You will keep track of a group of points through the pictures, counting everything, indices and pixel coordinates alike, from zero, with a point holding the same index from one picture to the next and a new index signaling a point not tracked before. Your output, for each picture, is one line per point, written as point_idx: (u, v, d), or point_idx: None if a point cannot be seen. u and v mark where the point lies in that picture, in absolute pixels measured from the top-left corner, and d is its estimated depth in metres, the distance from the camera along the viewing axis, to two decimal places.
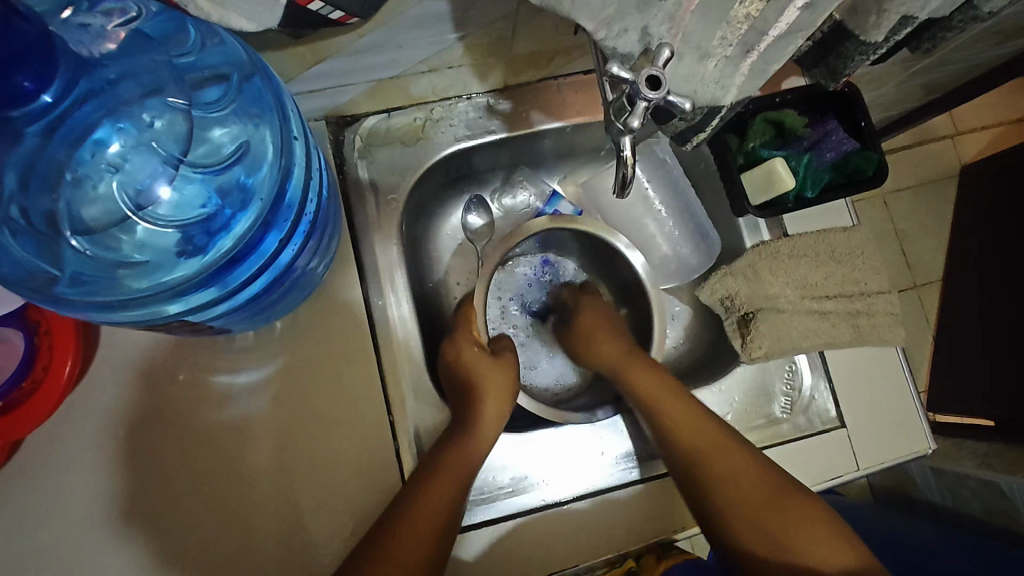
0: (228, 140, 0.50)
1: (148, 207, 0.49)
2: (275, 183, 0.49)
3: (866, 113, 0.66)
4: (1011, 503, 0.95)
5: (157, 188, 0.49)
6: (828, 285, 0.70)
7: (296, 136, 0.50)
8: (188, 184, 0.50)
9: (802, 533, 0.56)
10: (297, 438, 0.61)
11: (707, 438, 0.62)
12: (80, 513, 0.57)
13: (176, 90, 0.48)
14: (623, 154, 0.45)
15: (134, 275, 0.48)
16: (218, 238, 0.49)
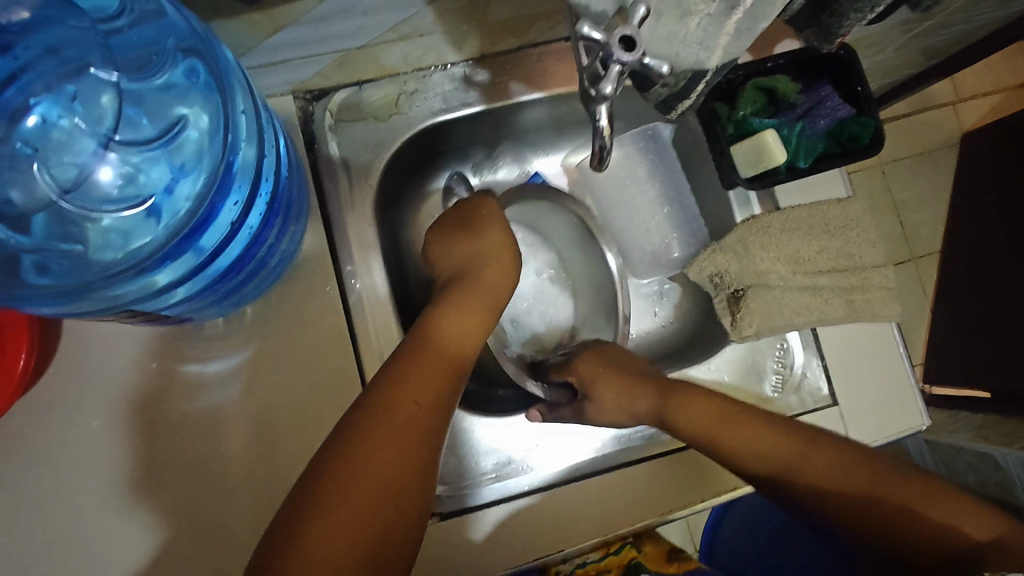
0: (166, 117, 0.48)
1: (86, 188, 0.48)
2: (219, 158, 0.47)
3: (863, 77, 0.63)
4: (1005, 474, 0.94)
5: (95, 169, 0.48)
6: (821, 259, 0.67)
7: (242, 109, 0.48)
8: (132, 165, 0.49)
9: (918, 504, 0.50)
10: (273, 425, 0.59)
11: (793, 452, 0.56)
12: (50, 509, 0.56)
13: (106, 64, 0.47)
14: (600, 124, 0.43)
15: (84, 261, 0.47)
16: (166, 216, 0.48)
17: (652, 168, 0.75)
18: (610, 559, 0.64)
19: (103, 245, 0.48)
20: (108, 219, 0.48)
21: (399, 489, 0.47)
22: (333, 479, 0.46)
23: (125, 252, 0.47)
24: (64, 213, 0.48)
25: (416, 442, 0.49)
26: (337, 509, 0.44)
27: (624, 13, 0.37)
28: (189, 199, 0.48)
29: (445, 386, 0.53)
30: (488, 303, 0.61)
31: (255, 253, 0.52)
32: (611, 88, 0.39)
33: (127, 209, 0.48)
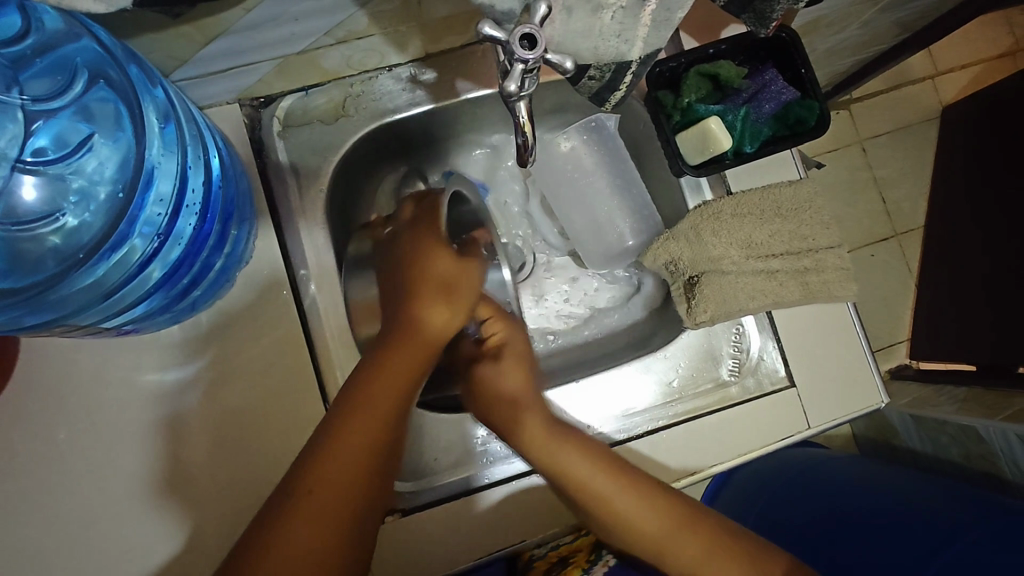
0: (82, 133, 0.50)
1: (9, 208, 0.50)
2: (140, 171, 0.49)
3: (806, 60, 0.63)
4: (987, 447, 0.92)
5: (17, 188, 0.50)
6: (774, 243, 0.67)
7: (160, 123, 0.49)
8: (53, 180, 0.51)
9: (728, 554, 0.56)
10: (234, 430, 0.60)
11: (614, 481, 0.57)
12: (17, 522, 0.57)
13: (6, 86, 0.47)
14: (520, 121, 0.43)
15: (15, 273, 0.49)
16: (93, 219, 0.50)
17: (598, 158, 0.74)
18: (575, 543, 0.67)
19: (34, 255, 0.49)
20: (42, 234, 0.50)
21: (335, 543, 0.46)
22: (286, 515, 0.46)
23: (58, 249, 0.50)
24: None
25: (353, 496, 0.48)
26: (299, 528, 0.45)
27: (529, 10, 0.38)
28: (104, 184, 0.50)
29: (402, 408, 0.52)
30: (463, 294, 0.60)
31: (196, 257, 0.53)
32: (515, 85, 0.39)
33: (54, 221, 0.50)
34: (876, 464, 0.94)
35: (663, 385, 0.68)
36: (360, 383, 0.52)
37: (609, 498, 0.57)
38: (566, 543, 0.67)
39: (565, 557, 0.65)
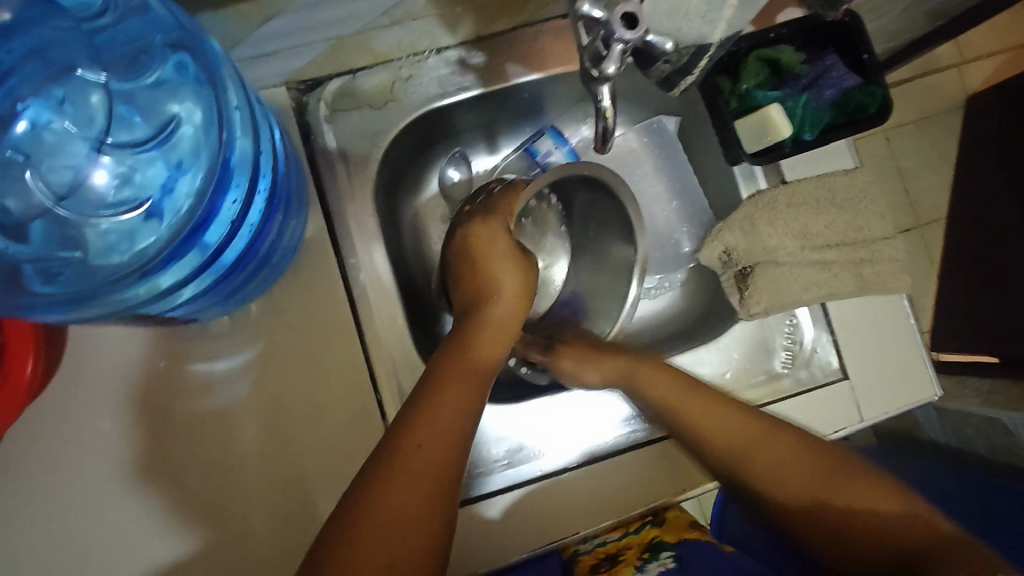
0: (154, 114, 0.50)
1: (81, 193, 0.50)
2: (215, 155, 0.47)
3: (869, 44, 0.61)
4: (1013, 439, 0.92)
5: (90, 172, 0.50)
6: (829, 234, 0.66)
7: (235, 105, 0.48)
8: (126, 163, 0.50)
9: None
10: (284, 420, 0.59)
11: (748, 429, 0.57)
12: (67, 511, 0.56)
13: (91, 63, 0.48)
14: (603, 105, 0.42)
15: (83, 268, 0.47)
16: (167, 215, 0.48)
17: (658, 162, 0.75)
18: (624, 540, 0.65)
19: (104, 248, 0.48)
20: (112, 224, 0.49)
21: (422, 515, 0.46)
22: (361, 512, 0.45)
23: (129, 256, 0.48)
24: (62, 218, 0.49)
25: (438, 473, 0.48)
26: (368, 529, 0.44)
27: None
28: (189, 196, 0.48)
29: (468, 409, 0.53)
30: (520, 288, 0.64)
31: (260, 247, 0.52)
32: (614, 67, 0.38)
33: (127, 212, 0.49)
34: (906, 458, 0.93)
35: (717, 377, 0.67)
36: (427, 395, 0.52)
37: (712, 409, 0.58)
38: (616, 541, 0.65)
39: (614, 556, 0.63)
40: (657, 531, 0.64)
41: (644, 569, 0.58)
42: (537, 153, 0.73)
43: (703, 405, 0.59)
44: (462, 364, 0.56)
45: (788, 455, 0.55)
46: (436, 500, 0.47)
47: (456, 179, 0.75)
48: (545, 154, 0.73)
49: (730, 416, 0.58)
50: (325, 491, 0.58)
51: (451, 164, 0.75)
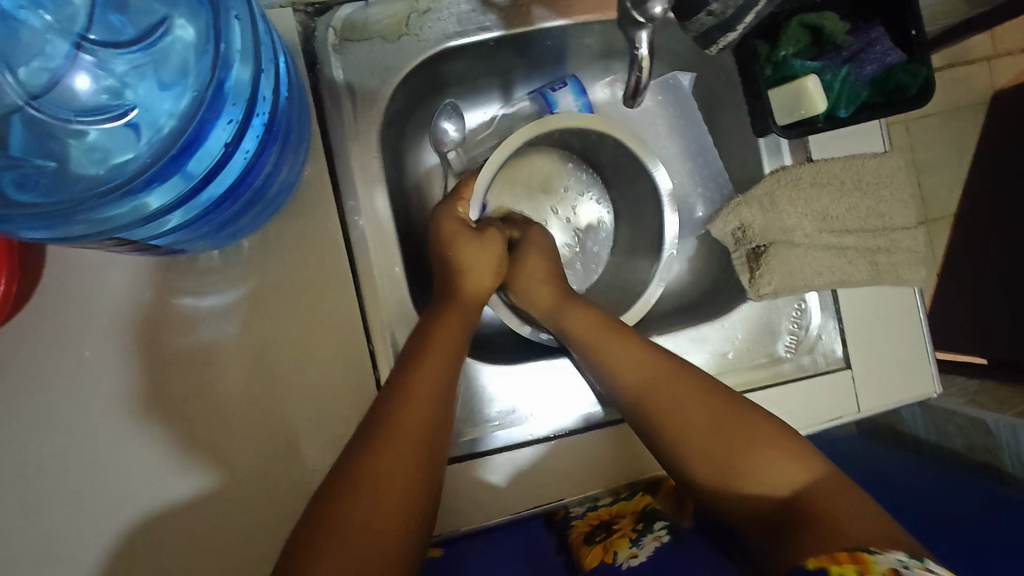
0: (149, 20, 0.48)
1: (61, 95, 0.49)
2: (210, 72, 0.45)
3: (919, 20, 0.58)
4: (994, 441, 0.87)
5: (71, 75, 0.49)
6: (850, 218, 0.64)
7: (236, 14, 0.45)
8: (111, 70, 0.49)
9: (748, 458, 0.52)
10: (273, 364, 0.57)
11: (649, 370, 0.58)
12: (41, 437, 0.54)
13: None
14: (639, 53, 0.39)
15: (62, 180, 0.46)
16: (149, 135, 0.47)
17: (671, 122, 0.71)
18: (616, 506, 0.62)
19: (87, 158, 0.47)
20: (91, 133, 0.48)
21: (402, 493, 0.48)
22: (342, 497, 0.46)
23: (106, 169, 0.46)
24: (39, 121, 0.48)
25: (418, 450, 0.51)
26: (347, 513, 0.46)
27: None
28: (172, 117, 0.47)
29: (440, 387, 0.54)
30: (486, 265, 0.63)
31: (255, 177, 0.48)
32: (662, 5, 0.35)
33: (108, 121, 0.48)
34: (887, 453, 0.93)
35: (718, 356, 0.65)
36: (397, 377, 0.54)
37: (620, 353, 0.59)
38: (606, 505, 0.63)
39: (607, 522, 0.60)
40: (651, 503, 0.62)
41: (639, 543, 0.56)
42: (556, 105, 0.68)
43: (620, 347, 0.59)
44: (425, 341, 0.57)
45: (688, 396, 0.56)
46: (414, 478, 0.50)
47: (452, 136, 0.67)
48: (563, 109, 0.69)
49: (637, 366, 0.58)
50: (308, 438, 0.57)
51: (444, 117, 0.67)
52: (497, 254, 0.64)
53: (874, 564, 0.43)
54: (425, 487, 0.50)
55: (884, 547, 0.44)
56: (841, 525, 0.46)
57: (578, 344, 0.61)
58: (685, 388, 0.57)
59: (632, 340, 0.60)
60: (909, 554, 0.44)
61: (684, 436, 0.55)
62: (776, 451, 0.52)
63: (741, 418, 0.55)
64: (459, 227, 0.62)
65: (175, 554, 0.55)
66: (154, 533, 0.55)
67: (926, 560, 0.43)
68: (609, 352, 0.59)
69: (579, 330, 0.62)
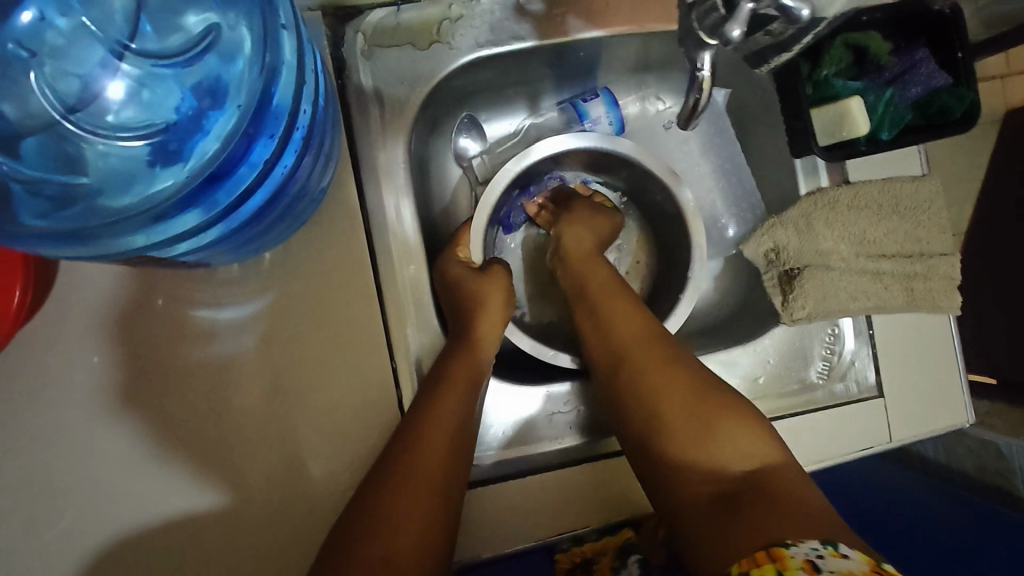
0: (190, 29, 0.47)
1: (90, 106, 0.47)
2: (253, 84, 0.44)
3: (966, 41, 0.56)
4: (1006, 464, 0.86)
5: (103, 84, 0.47)
6: (887, 243, 0.62)
7: (284, 24, 0.43)
8: (141, 78, 0.47)
9: (715, 434, 0.50)
10: (291, 381, 0.54)
11: (640, 344, 0.57)
12: (49, 452, 0.52)
13: None
14: (701, 74, 0.38)
15: (96, 204, 0.43)
16: (192, 160, 0.44)
17: (706, 141, 0.70)
18: (599, 543, 0.64)
19: (117, 170, 0.45)
20: (124, 149, 0.46)
21: (422, 533, 0.47)
22: (359, 537, 0.46)
23: (142, 198, 0.44)
24: (65, 132, 0.46)
25: (444, 481, 0.51)
26: (367, 550, 0.45)
27: None
28: (218, 139, 0.44)
29: (460, 424, 0.54)
30: (499, 306, 0.63)
31: (292, 187, 0.47)
32: (739, 30, 0.34)
33: (138, 138, 0.46)
34: None
35: (748, 381, 0.63)
36: (417, 414, 0.53)
37: (618, 320, 0.59)
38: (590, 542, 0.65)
39: (587, 563, 0.63)
40: (631, 536, 0.63)
41: None
42: (587, 115, 0.67)
43: (618, 312, 0.60)
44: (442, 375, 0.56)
45: (669, 372, 0.54)
46: (434, 519, 0.49)
47: (470, 150, 0.68)
48: (594, 120, 0.68)
49: (632, 333, 0.58)
50: (326, 459, 0.54)
51: (462, 132, 0.67)
52: (503, 289, 0.65)
53: (789, 558, 0.41)
54: (445, 527, 0.49)
55: (798, 536, 0.43)
56: (770, 524, 0.44)
57: (597, 330, 0.60)
58: (659, 362, 0.55)
59: (643, 320, 0.59)
60: (822, 541, 0.42)
61: (648, 394, 0.53)
62: (734, 415, 0.51)
63: (661, 378, 0.54)
64: (463, 272, 0.63)
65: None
66: (163, 555, 0.52)
67: (839, 545, 0.42)
68: (602, 342, 0.59)
69: (603, 304, 0.61)
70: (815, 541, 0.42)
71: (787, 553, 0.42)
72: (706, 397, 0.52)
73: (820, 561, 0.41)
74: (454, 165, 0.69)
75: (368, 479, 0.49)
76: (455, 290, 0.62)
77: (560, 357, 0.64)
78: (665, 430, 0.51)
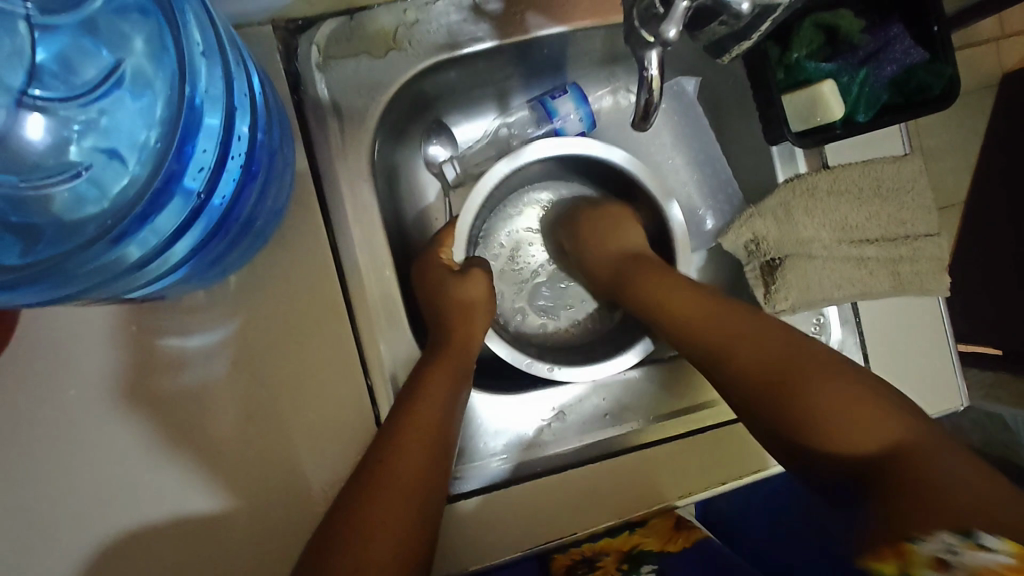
0: (110, 47, 0.46)
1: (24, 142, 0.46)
2: (178, 106, 0.42)
3: (941, 15, 0.54)
4: None
5: (32, 119, 0.46)
6: (869, 227, 0.60)
7: (201, 49, 0.42)
8: (74, 106, 0.47)
9: (838, 413, 0.45)
10: (265, 405, 0.53)
11: (726, 327, 0.53)
12: (25, 492, 0.51)
13: None
14: (648, 74, 0.37)
15: (58, 230, 0.44)
16: (138, 156, 0.45)
17: (678, 131, 0.68)
18: (599, 543, 0.61)
19: (63, 202, 0.45)
20: (64, 180, 0.45)
21: (398, 550, 0.46)
22: (332, 553, 0.45)
23: (107, 203, 0.44)
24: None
25: (419, 498, 0.49)
26: (343, 567, 0.44)
27: None
28: (157, 129, 0.44)
29: (439, 433, 0.52)
30: (478, 309, 0.62)
31: (241, 208, 0.46)
32: (676, 29, 0.34)
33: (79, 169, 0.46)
34: None
35: None
36: (394, 425, 0.51)
37: (680, 302, 0.57)
38: (591, 539, 0.61)
39: (589, 561, 0.60)
40: (640, 539, 0.61)
41: None
42: (556, 112, 0.65)
43: (686, 295, 0.57)
44: (422, 383, 0.54)
45: (770, 332, 0.52)
46: (415, 536, 0.48)
47: (440, 156, 0.67)
48: (564, 117, 0.66)
49: (754, 324, 0.53)
50: (304, 482, 0.54)
51: (432, 139, 0.66)
52: (488, 299, 0.63)
53: (915, 553, 0.38)
54: (424, 540, 0.48)
55: (957, 526, 0.38)
56: (904, 511, 0.39)
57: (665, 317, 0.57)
58: (775, 331, 0.52)
59: (739, 310, 0.54)
60: (996, 538, 0.37)
61: (762, 372, 0.50)
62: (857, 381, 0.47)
63: (770, 342, 0.51)
64: (444, 271, 0.62)
65: None
66: None
67: (979, 536, 0.37)
68: (686, 320, 0.55)
69: (652, 296, 0.59)
70: (950, 533, 0.37)
71: (912, 546, 0.38)
72: (798, 367, 0.49)
73: (953, 557, 0.37)
74: (425, 173, 0.68)
75: (337, 504, 0.48)
76: (436, 294, 0.61)
77: (536, 365, 0.62)
78: (804, 409, 0.46)
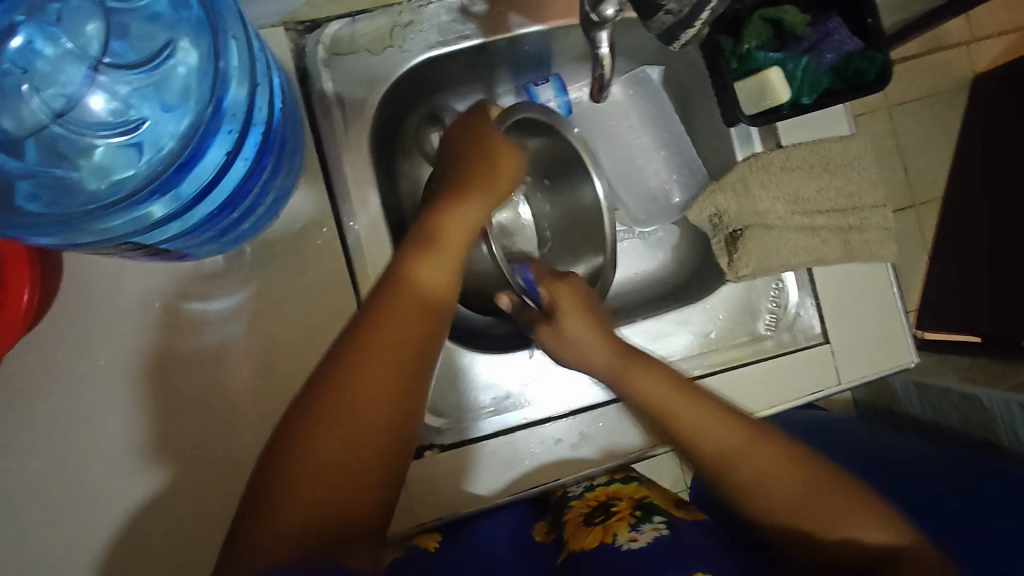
0: (155, 39, 0.53)
1: (77, 114, 0.53)
2: (212, 90, 0.50)
3: (875, 9, 0.61)
4: (989, 413, 0.83)
5: (86, 96, 0.53)
6: (820, 200, 0.67)
7: (233, 36, 0.50)
8: (120, 92, 0.53)
9: (806, 500, 0.53)
10: (277, 361, 0.60)
11: (732, 442, 0.57)
12: (62, 439, 0.57)
13: None
14: (600, 53, 0.44)
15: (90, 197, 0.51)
16: (150, 152, 0.52)
17: (645, 114, 0.75)
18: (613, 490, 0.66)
19: (94, 177, 0.52)
20: (101, 150, 0.53)
21: (367, 447, 0.50)
22: (305, 436, 0.48)
23: (107, 186, 0.52)
24: (53, 139, 0.52)
25: (396, 395, 0.51)
26: (310, 455, 0.48)
27: None
28: (174, 137, 0.51)
29: (426, 333, 0.54)
30: (490, 199, 0.62)
31: (253, 187, 0.53)
32: (612, 8, 0.41)
33: (117, 137, 0.53)
34: (878, 430, 0.93)
35: (700, 336, 0.68)
36: (382, 311, 0.53)
37: (652, 395, 0.60)
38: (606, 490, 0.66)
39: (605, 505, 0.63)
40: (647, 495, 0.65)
41: (639, 529, 0.56)
42: (537, 97, 0.74)
43: (649, 382, 0.60)
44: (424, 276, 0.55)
45: (771, 463, 0.55)
46: (386, 431, 0.51)
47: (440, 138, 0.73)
48: (544, 101, 0.75)
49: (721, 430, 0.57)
50: None
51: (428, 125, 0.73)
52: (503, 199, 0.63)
53: None
54: (392, 435, 0.51)
55: None
56: None
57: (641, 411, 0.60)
58: (760, 449, 0.56)
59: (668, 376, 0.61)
60: None
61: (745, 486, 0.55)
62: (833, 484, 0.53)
63: (751, 466, 0.55)
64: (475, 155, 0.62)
65: (191, 546, 0.58)
66: (168, 525, 0.57)
67: None
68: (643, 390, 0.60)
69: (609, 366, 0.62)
70: None
71: None
72: (793, 494, 0.54)
73: None
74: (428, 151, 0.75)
75: (322, 384, 0.50)
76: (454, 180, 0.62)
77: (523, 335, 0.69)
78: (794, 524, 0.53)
